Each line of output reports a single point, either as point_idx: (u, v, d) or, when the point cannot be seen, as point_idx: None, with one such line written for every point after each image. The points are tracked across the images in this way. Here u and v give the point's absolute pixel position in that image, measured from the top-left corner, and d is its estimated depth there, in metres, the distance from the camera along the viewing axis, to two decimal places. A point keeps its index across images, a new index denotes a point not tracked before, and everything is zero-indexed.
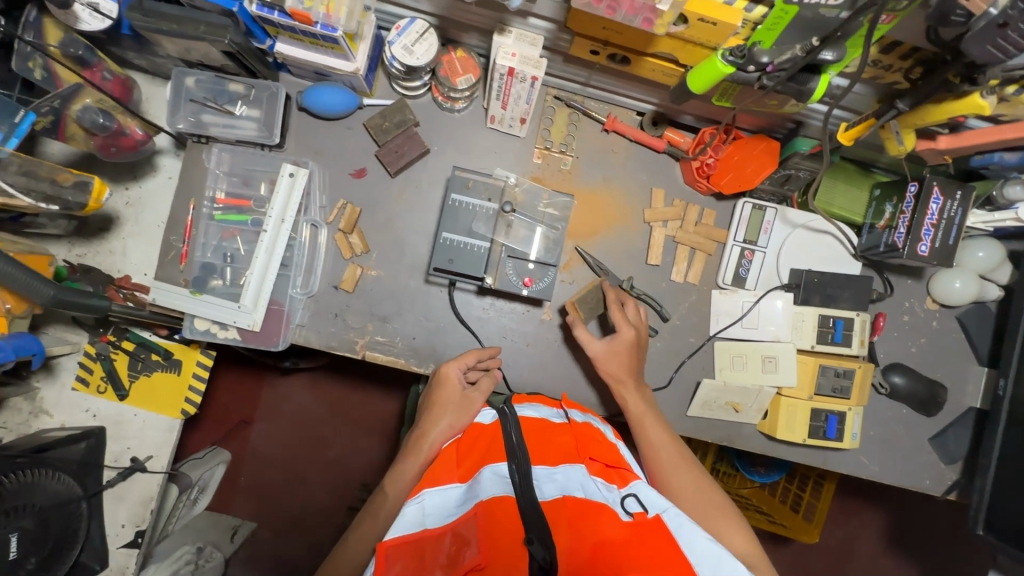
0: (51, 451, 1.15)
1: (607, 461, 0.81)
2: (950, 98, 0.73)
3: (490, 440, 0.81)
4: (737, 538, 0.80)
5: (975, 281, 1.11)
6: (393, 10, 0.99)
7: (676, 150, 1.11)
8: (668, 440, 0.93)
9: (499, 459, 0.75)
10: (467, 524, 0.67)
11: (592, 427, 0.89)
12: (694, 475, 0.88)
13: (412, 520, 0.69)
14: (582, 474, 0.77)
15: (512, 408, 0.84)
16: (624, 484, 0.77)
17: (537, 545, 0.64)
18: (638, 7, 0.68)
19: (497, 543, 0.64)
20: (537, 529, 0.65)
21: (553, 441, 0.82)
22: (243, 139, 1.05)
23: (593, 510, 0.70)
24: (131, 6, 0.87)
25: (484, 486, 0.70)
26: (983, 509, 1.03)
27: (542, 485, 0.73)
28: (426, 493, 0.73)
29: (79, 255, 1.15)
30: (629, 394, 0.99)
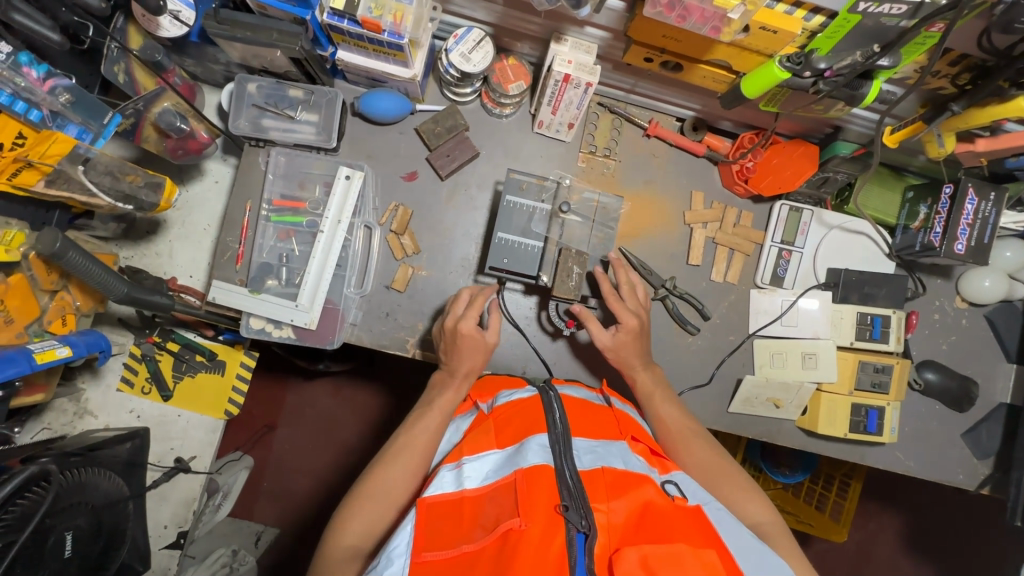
0: (101, 450, 1.13)
1: (650, 445, 0.85)
2: (995, 102, 0.77)
3: (530, 414, 0.83)
4: (753, 506, 0.83)
5: (1004, 280, 1.16)
6: (452, 20, 1.03)
7: (716, 154, 1.16)
8: (679, 415, 0.96)
9: (540, 431, 0.79)
10: (506, 488, 0.71)
11: (631, 415, 0.93)
12: (710, 449, 0.91)
13: (449, 483, 0.74)
14: (626, 450, 0.81)
15: (554, 389, 0.88)
16: (664, 471, 0.81)
17: (573, 511, 0.68)
18: (708, 16, 0.73)
19: (534, 506, 0.68)
20: (573, 498, 0.69)
21: (596, 419, 0.87)
22: (301, 142, 1.08)
23: (634, 480, 0.73)
24: (207, 15, 0.91)
25: (526, 454, 0.74)
26: (1021, 501, 1.06)
27: (581, 457, 0.77)
28: (465, 458, 0.77)
29: (127, 257, 1.19)
30: (638, 373, 1.00)
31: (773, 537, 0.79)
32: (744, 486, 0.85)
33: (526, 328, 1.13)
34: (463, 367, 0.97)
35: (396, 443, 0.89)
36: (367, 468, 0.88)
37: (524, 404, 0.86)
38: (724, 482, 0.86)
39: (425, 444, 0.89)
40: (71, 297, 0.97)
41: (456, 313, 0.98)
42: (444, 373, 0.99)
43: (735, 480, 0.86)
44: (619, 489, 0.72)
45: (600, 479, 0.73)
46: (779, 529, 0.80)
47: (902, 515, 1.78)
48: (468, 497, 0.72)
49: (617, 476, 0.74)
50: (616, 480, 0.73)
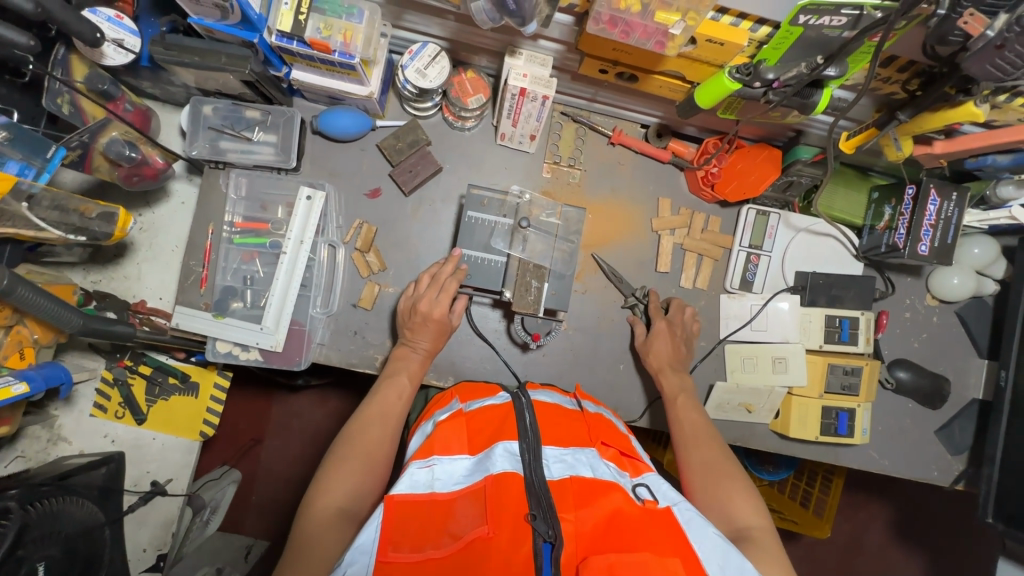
0: (74, 476, 1.14)
1: (620, 448, 0.81)
2: (948, 106, 0.76)
3: (501, 418, 0.81)
4: (747, 508, 0.80)
5: (973, 277, 1.15)
6: (406, 35, 1.02)
7: (681, 160, 1.15)
8: (698, 421, 0.96)
9: (510, 437, 0.76)
10: (475, 495, 0.68)
11: (603, 418, 0.90)
12: (721, 455, 0.89)
13: (421, 482, 0.71)
14: (593, 456, 0.77)
15: (527, 395, 0.85)
16: (635, 474, 0.78)
17: (540, 521, 0.64)
18: (651, 32, 0.73)
19: (502, 515, 0.65)
20: (540, 507, 0.66)
21: (567, 424, 0.84)
22: (261, 163, 1.08)
23: (602, 487, 0.70)
24: (154, 41, 0.90)
25: (496, 461, 0.72)
26: (992, 498, 1.06)
27: (550, 465, 0.73)
28: (436, 459, 0.74)
29: (95, 282, 1.16)
30: (668, 377, 1.04)
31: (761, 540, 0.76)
32: (746, 490, 0.83)
33: (496, 341, 1.12)
34: (424, 345, 1.00)
35: (361, 413, 0.90)
36: (338, 441, 0.87)
37: (495, 412, 0.84)
38: (726, 483, 0.84)
39: (397, 413, 0.91)
40: (27, 331, 0.97)
41: (426, 299, 0.99)
42: (405, 350, 1.01)
43: (737, 483, 0.84)
44: (587, 498, 0.69)
45: (568, 488, 0.70)
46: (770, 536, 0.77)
47: (889, 505, 1.78)
48: (439, 499, 0.69)
49: (584, 484, 0.71)
50: (584, 488, 0.70)
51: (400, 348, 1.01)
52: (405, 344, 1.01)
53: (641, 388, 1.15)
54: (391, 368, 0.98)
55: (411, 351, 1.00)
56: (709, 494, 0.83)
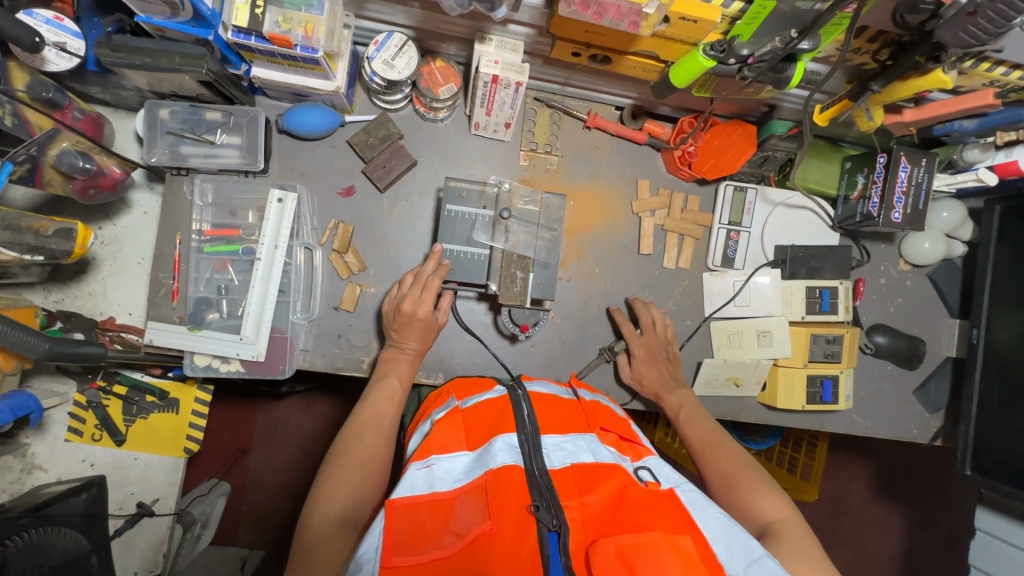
0: (52, 506, 1.12)
1: (620, 433, 0.81)
2: (916, 76, 0.78)
3: (498, 411, 0.80)
4: (768, 503, 0.80)
5: (942, 241, 1.19)
6: (370, 25, 0.98)
7: (658, 140, 1.15)
8: (706, 430, 0.97)
9: (509, 429, 0.74)
10: (476, 491, 0.67)
11: (601, 404, 0.89)
12: (733, 457, 0.89)
13: (421, 482, 0.69)
14: (593, 441, 0.77)
15: (523, 387, 0.84)
16: (636, 458, 0.78)
17: (544, 511, 0.64)
18: (624, 12, 0.72)
19: (504, 510, 0.64)
20: (543, 499, 0.66)
21: (564, 413, 0.83)
22: (226, 167, 1.03)
23: (604, 471, 0.70)
24: (99, 43, 0.85)
25: (495, 454, 0.70)
26: (970, 451, 1.11)
27: (550, 455, 0.73)
28: (435, 457, 0.73)
29: (57, 301, 1.10)
30: (669, 397, 1.06)
31: (791, 535, 0.75)
32: (762, 485, 0.83)
33: (484, 335, 1.11)
34: (412, 345, 0.98)
35: (355, 419, 0.88)
36: (334, 449, 0.85)
37: (493, 405, 0.82)
38: (742, 485, 0.84)
39: (389, 420, 0.90)
40: None
41: (410, 299, 0.97)
42: (393, 352, 0.99)
43: (751, 481, 0.84)
44: (589, 484, 0.69)
45: (570, 476, 0.69)
46: (796, 526, 0.76)
47: (870, 463, 1.85)
48: (440, 498, 0.67)
49: (586, 471, 0.70)
50: (585, 475, 0.70)
51: (389, 350, 1.00)
52: (394, 347, 0.99)
53: None
54: (382, 371, 0.97)
55: (402, 354, 0.98)
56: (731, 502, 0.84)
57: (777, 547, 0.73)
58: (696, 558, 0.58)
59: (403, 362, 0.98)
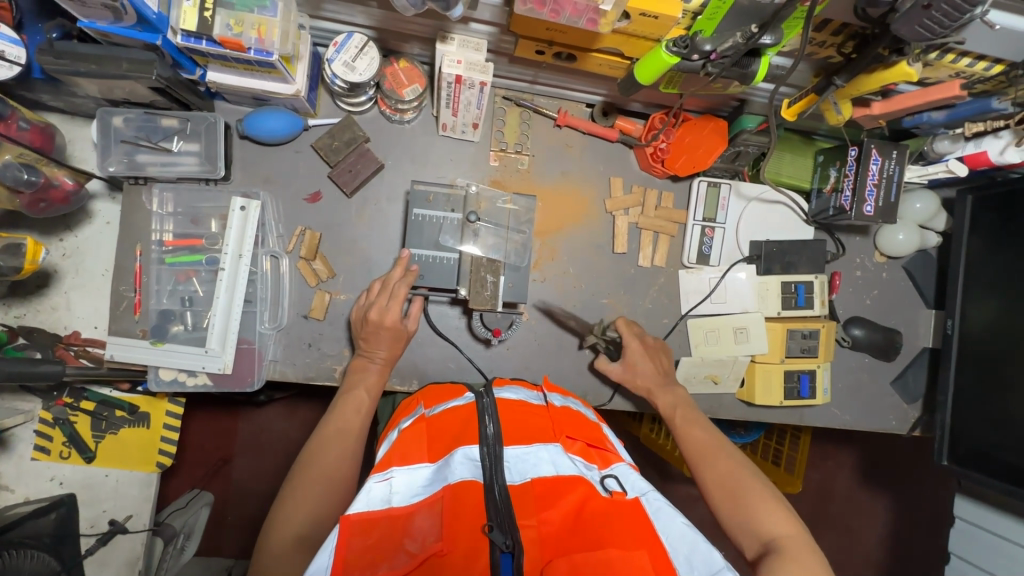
0: (18, 527, 1.12)
1: (588, 441, 0.80)
2: (882, 68, 0.76)
3: (463, 422, 0.78)
4: (773, 520, 0.76)
5: (916, 232, 1.19)
6: (329, 26, 0.95)
7: (630, 137, 1.13)
8: (704, 433, 0.92)
9: (471, 441, 0.73)
10: (433, 508, 0.66)
11: (570, 410, 0.88)
12: (733, 464, 0.85)
13: (378, 497, 0.67)
14: (557, 452, 0.75)
15: (491, 394, 0.82)
16: (604, 465, 0.77)
17: (498, 531, 0.62)
18: (581, 9, 0.70)
19: (458, 528, 0.63)
20: (499, 516, 0.64)
21: (532, 421, 0.81)
22: (186, 175, 1.00)
23: (566, 484, 0.69)
24: (43, 50, 0.82)
25: (454, 469, 0.69)
26: (947, 442, 1.11)
27: (511, 468, 0.71)
28: (395, 470, 0.71)
29: (18, 317, 1.07)
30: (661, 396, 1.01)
31: (798, 557, 0.71)
32: (766, 499, 0.79)
33: (458, 339, 1.09)
34: (382, 354, 0.96)
35: (320, 432, 0.86)
36: (297, 463, 0.83)
37: (458, 414, 0.80)
38: (745, 498, 0.79)
39: (356, 430, 0.88)
40: None
41: (378, 307, 0.95)
42: (363, 361, 0.97)
43: (755, 495, 0.79)
44: (550, 499, 0.67)
45: (530, 491, 0.68)
46: (803, 547, 0.72)
47: (854, 451, 1.86)
48: (395, 514, 0.65)
49: (547, 485, 0.69)
50: (546, 489, 0.68)
51: (359, 360, 0.98)
52: (363, 356, 0.97)
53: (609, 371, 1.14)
54: (351, 382, 0.95)
55: (370, 362, 0.96)
56: (734, 516, 0.79)
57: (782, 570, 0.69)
58: None
59: (372, 372, 0.96)
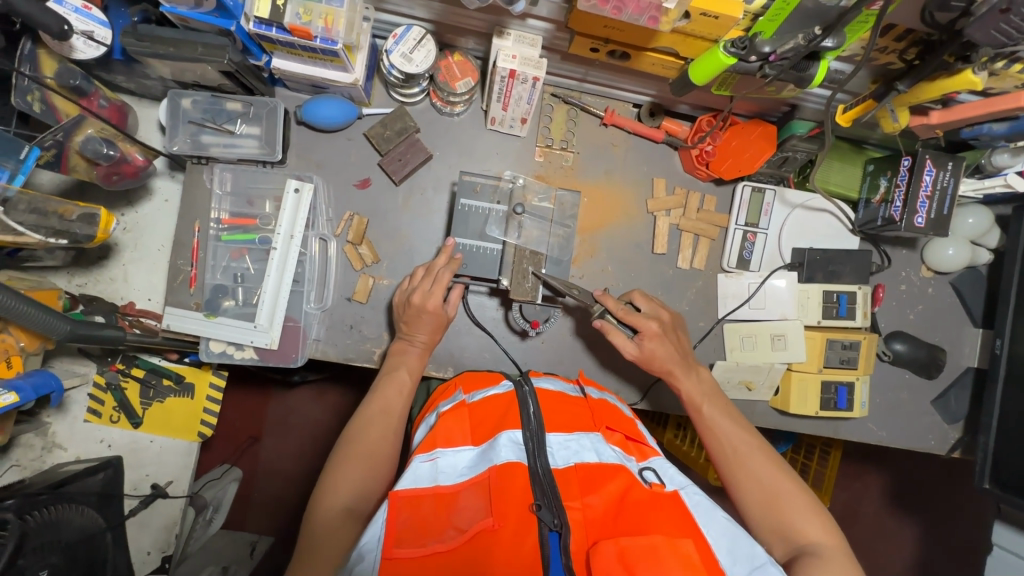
0: (70, 485, 1.11)
1: (626, 433, 0.80)
2: (944, 76, 0.76)
3: (503, 408, 0.80)
4: (815, 528, 0.78)
5: (967, 248, 1.16)
6: (389, 19, 0.99)
7: (674, 139, 1.14)
8: (737, 433, 0.91)
9: (513, 426, 0.74)
10: (480, 486, 0.68)
11: (608, 403, 0.89)
12: (771, 467, 0.85)
13: (425, 476, 0.69)
14: (598, 440, 0.76)
15: (530, 383, 0.84)
16: (642, 458, 0.77)
17: (546, 509, 0.65)
18: (644, 7, 0.71)
19: (506, 506, 0.65)
20: (545, 497, 0.66)
21: (571, 411, 0.82)
22: (245, 157, 1.04)
23: (608, 471, 0.70)
24: (125, 32, 0.87)
25: (498, 452, 0.70)
26: (989, 465, 1.08)
27: (554, 453, 0.73)
28: (439, 451, 0.73)
29: (81, 285, 1.13)
30: (685, 384, 0.98)
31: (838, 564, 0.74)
32: (806, 505, 0.80)
33: (494, 330, 1.11)
34: (422, 338, 0.99)
35: (362, 413, 0.89)
36: (342, 441, 0.86)
37: (499, 400, 0.82)
38: (786, 503, 0.81)
39: (398, 411, 0.90)
40: (13, 339, 0.95)
41: (421, 291, 0.97)
42: (403, 345, 1.00)
43: (796, 504, 0.81)
44: (592, 485, 0.69)
45: (573, 476, 0.70)
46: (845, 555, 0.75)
47: (885, 473, 1.81)
48: (443, 493, 0.68)
49: (589, 472, 0.70)
50: (589, 475, 0.70)
51: (400, 342, 1.00)
52: (404, 339, 1.00)
53: (642, 370, 1.14)
54: (391, 364, 0.97)
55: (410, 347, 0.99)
56: (772, 520, 0.81)
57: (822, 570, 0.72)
58: (697, 563, 0.59)
59: (412, 356, 0.98)
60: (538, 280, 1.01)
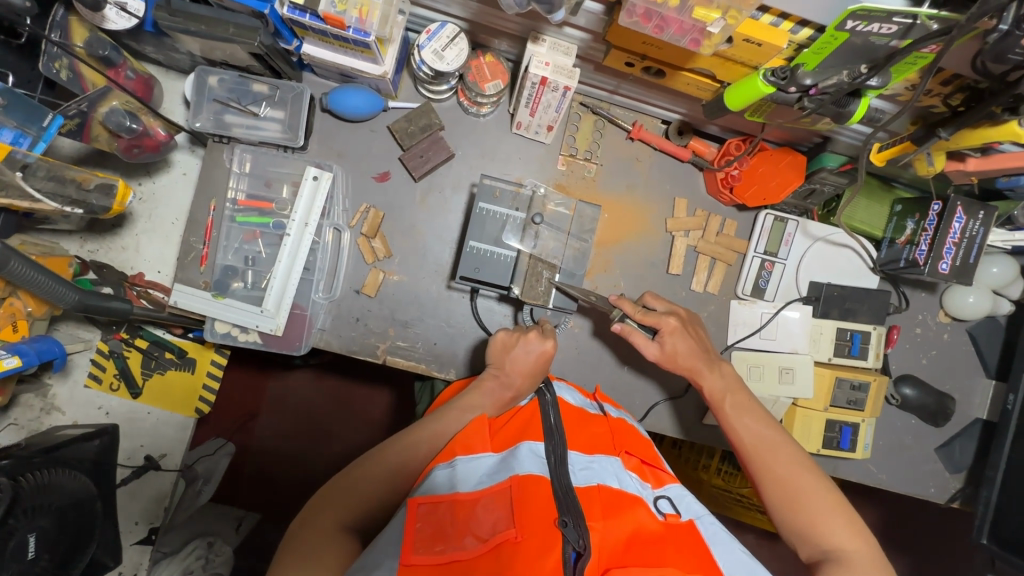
0: (64, 449, 1.09)
1: (643, 458, 0.81)
2: (989, 124, 0.73)
3: (526, 420, 0.81)
4: (838, 530, 0.78)
5: (988, 297, 1.13)
6: (424, 14, 0.98)
7: (701, 160, 1.11)
8: (759, 430, 0.89)
9: (535, 438, 0.75)
10: (500, 495, 0.67)
11: (626, 422, 0.89)
12: (794, 464, 0.84)
13: (443, 483, 0.70)
14: (618, 466, 0.76)
15: (552, 392, 0.85)
16: (657, 485, 0.78)
17: (571, 527, 0.63)
18: (686, 28, 0.69)
19: (529, 517, 0.64)
20: (571, 513, 0.65)
21: (592, 430, 0.83)
22: (267, 140, 1.03)
23: (627, 501, 0.70)
24: (159, 6, 0.86)
25: (521, 461, 0.71)
26: (989, 520, 1.05)
27: (576, 470, 0.73)
28: (458, 459, 0.73)
29: (91, 252, 1.12)
30: (709, 379, 0.94)
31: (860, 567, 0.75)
32: (831, 505, 0.80)
33: None
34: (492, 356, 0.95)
35: (418, 432, 0.84)
36: (383, 449, 0.81)
37: (522, 411, 0.83)
38: (808, 504, 0.80)
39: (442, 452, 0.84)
40: (20, 303, 0.97)
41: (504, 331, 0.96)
42: (490, 379, 0.92)
43: (820, 504, 0.80)
44: (613, 510, 0.68)
45: (595, 497, 0.69)
46: (868, 559, 0.75)
47: (878, 510, 1.78)
48: (463, 498, 0.67)
49: (611, 496, 0.70)
50: (610, 499, 0.69)
51: (485, 381, 0.92)
52: (491, 380, 0.92)
53: (645, 390, 1.13)
54: (466, 401, 0.89)
55: (498, 383, 0.92)
56: (794, 521, 0.80)
57: None
58: None
59: (491, 405, 0.90)
60: (552, 287, 1.03)
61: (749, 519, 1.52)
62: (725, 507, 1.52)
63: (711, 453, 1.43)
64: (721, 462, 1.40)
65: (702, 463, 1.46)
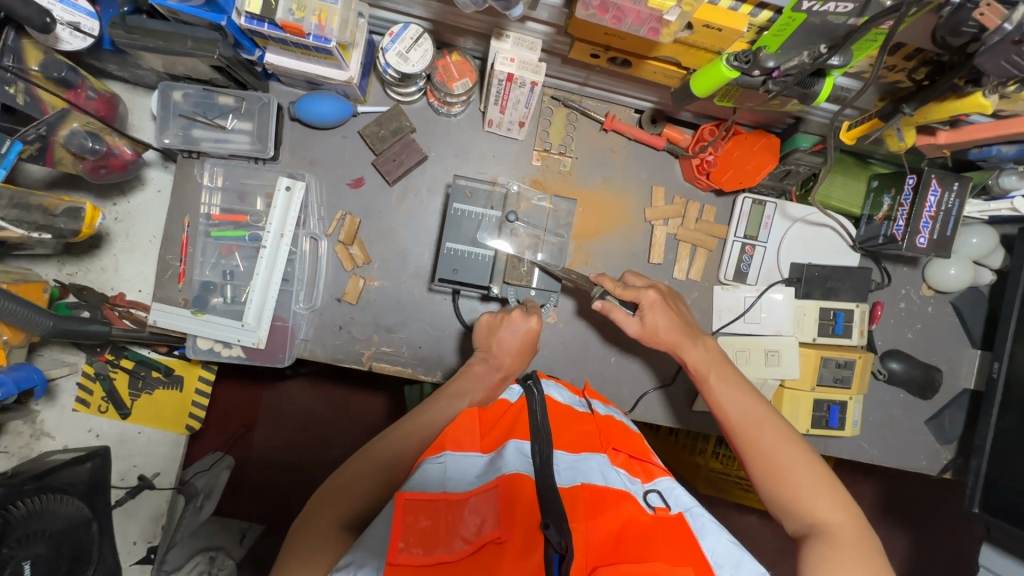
0: (56, 474, 1.09)
1: (631, 453, 0.81)
2: (953, 98, 0.73)
3: (514, 416, 0.80)
4: (821, 504, 0.77)
5: (969, 268, 1.14)
6: (386, 16, 0.96)
7: (676, 147, 1.10)
8: (744, 403, 0.89)
9: (522, 436, 0.74)
10: (486, 495, 0.67)
11: (614, 418, 0.89)
12: (779, 438, 0.83)
13: (433, 480, 0.69)
14: (604, 463, 0.76)
15: (540, 388, 0.83)
16: (647, 479, 0.78)
17: (553, 530, 0.61)
18: (644, 17, 0.69)
19: (515, 517, 0.64)
20: (553, 515, 0.63)
21: (578, 428, 0.82)
22: (237, 152, 1.02)
23: (613, 497, 0.69)
24: (114, 24, 0.85)
25: (507, 461, 0.71)
26: (979, 488, 1.06)
27: (562, 469, 0.72)
28: (449, 454, 0.73)
29: (71, 274, 1.11)
30: (691, 352, 0.94)
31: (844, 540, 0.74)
32: (814, 480, 0.79)
33: None
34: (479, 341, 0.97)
35: (409, 423, 0.84)
36: (376, 442, 0.81)
37: (511, 408, 0.83)
38: (792, 476, 0.80)
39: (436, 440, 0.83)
40: None
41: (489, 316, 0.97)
42: (478, 364, 0.94)
43: (803, 478, 0.79)
44: (597, 509, 0.67)
45: (579, 497, 0.68)
46: (851, 531, 0.75)
47: (877, 483, 1.79)
48: (452, 498, 0.67)
49: (596, 494, 0.69)
50: (594, 498, 0.68)
51: (472, 365, 0.93)
52: (479, 364, 0.93)
53: (632, 381, 1.13)
54: (455, 387, 0.90)
55: (487, 366, 0.93)
56: (778, 494, 0.80)
57: (825, 552, 0.72)
58: None
59: (481, 388, 0.90)
60: (533, 267, 1.04)
61: (748, 500, 1.53)
62: (727, 491, 1.52)
63: (706, 438, 1.44)
64: (716, 446, 1.41)
65: (698, 448, 1.47)
